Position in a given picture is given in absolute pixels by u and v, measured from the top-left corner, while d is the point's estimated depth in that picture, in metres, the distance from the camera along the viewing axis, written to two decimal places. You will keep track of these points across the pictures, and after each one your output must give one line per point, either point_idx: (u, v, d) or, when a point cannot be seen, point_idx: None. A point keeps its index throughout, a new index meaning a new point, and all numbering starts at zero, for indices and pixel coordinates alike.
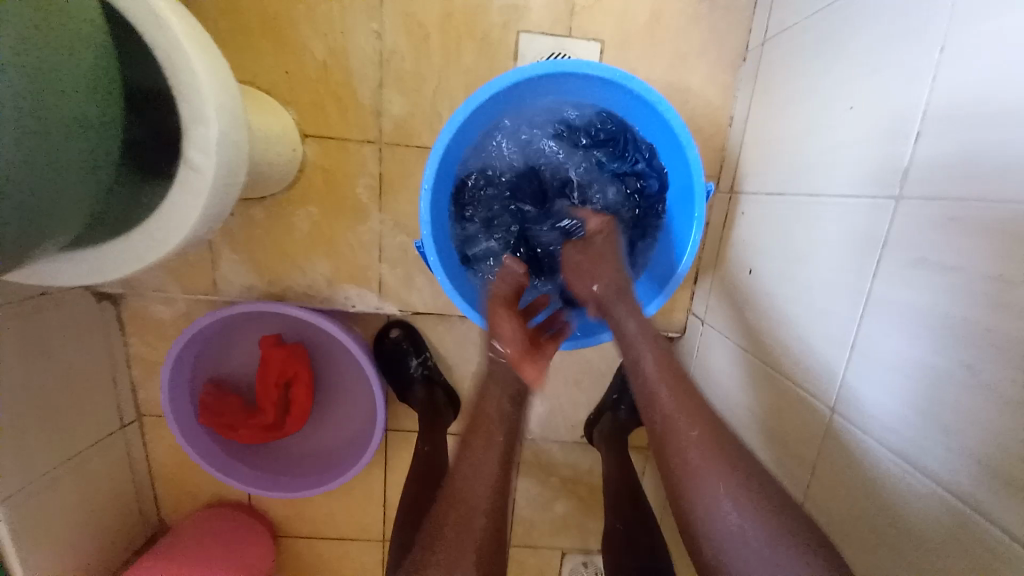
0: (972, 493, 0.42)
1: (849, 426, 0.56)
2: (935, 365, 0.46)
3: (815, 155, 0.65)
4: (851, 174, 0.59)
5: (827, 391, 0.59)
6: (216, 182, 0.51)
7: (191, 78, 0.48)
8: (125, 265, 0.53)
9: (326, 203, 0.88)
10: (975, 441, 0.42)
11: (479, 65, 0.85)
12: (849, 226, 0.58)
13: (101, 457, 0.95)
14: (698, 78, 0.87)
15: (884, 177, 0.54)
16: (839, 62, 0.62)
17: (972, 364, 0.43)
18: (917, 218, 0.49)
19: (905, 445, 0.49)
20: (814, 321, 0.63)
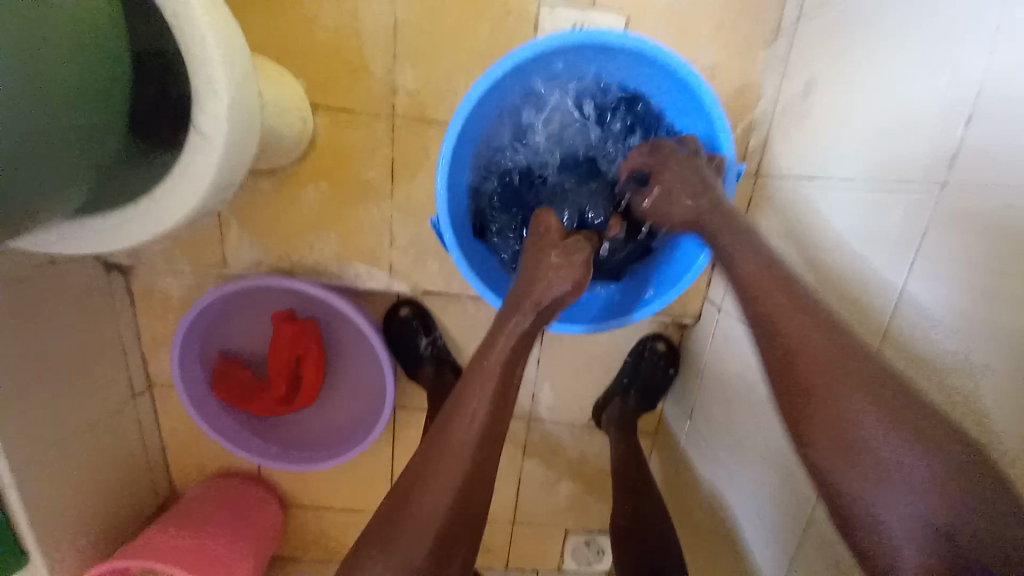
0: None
1: None
2: (966, 365, 0.47)
3: (852, 140, 0.62)
4: (894, 161, 0.56)
5: None
6: (227, 152, 0.49)
7: (201, 41, 0.46)
8: (133, 235, 0.52)
9: (337, 178, 0.86)
10: (1022, 444, 0.42)
11: (497, 34, 0.81)
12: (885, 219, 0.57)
13: (113, 426, 0.96)
14: (728, 53, 0.83)
15: (933, 166, 0.51)
16: (883, 38, 0.59)
17: (1009, 367, 0.43)
18: (973, 214, 0.47)
19: None
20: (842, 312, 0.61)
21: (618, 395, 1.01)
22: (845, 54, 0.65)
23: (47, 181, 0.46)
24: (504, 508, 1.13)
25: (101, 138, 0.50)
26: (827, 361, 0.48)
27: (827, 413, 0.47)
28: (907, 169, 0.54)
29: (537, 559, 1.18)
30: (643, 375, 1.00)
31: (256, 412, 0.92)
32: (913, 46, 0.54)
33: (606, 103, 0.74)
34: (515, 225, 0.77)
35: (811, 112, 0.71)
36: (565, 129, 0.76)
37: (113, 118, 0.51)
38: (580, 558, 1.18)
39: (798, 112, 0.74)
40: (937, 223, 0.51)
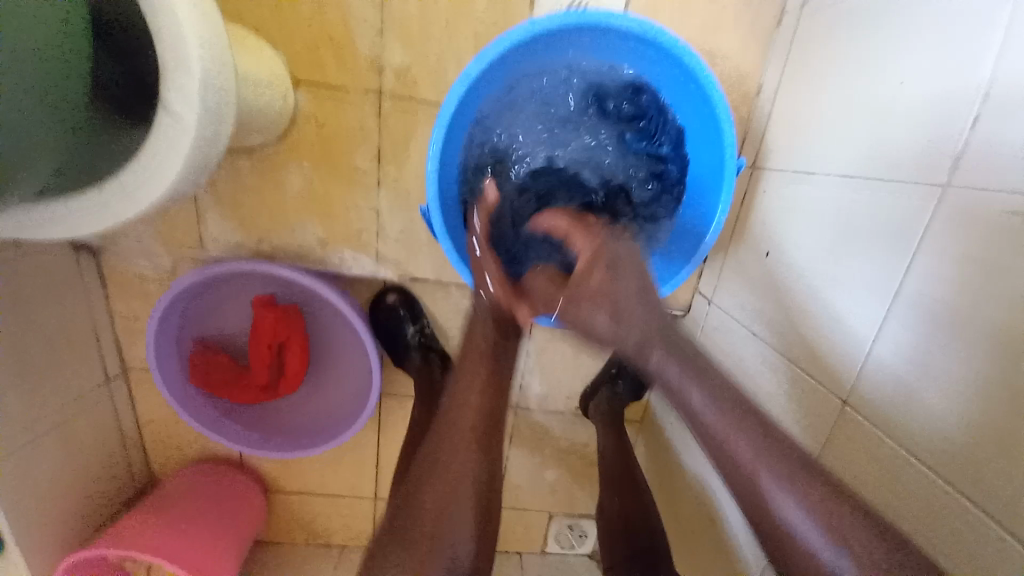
0: (959, 484, 0.46)
1: (863, 419, 0.57)
2: (941, 364, 0.49)
3: (847, 140, 0.62)
4: (889, 162, 0.56)
5: (844, 383, 0.59)
6: (200, 134, 0.46)
7: (168, 7, 0.42)
8: (97, 222, 0.48)
9: (321, 159, 0.82)
10: (996, 449, 0.44)
11: (491, 10, 0.77)
12: (874, 220, 0.57)
13: (86, 412, 0.93)
14: (727, 40, 0.81)
15: (930, 167, 0.51)
16: (885, 35, 0.58)
17: (984, 370, 0.45)
18: (967, 218, 0.47)
19: (923, 446, 0.50)
20: (834, 313, 0.62)
21: (605, 386, 1.01)
22: (848, 47, 0.64)
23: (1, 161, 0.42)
24: None
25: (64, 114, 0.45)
26: (752, 445, 0.52)
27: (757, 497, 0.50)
28: (904, 171, 0.54)
29: (522, 542, 1.20)
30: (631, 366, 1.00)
31: (239, 399, 0.89)
32: (914, 46, 0.54)
33: (604, 93, 0.71)
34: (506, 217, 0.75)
35: (809, 106, 0.70)
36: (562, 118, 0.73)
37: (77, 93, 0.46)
38: (563, 542, 1.20)
39: (796, 105, 0.73)
40: (930, 228, 0.51)
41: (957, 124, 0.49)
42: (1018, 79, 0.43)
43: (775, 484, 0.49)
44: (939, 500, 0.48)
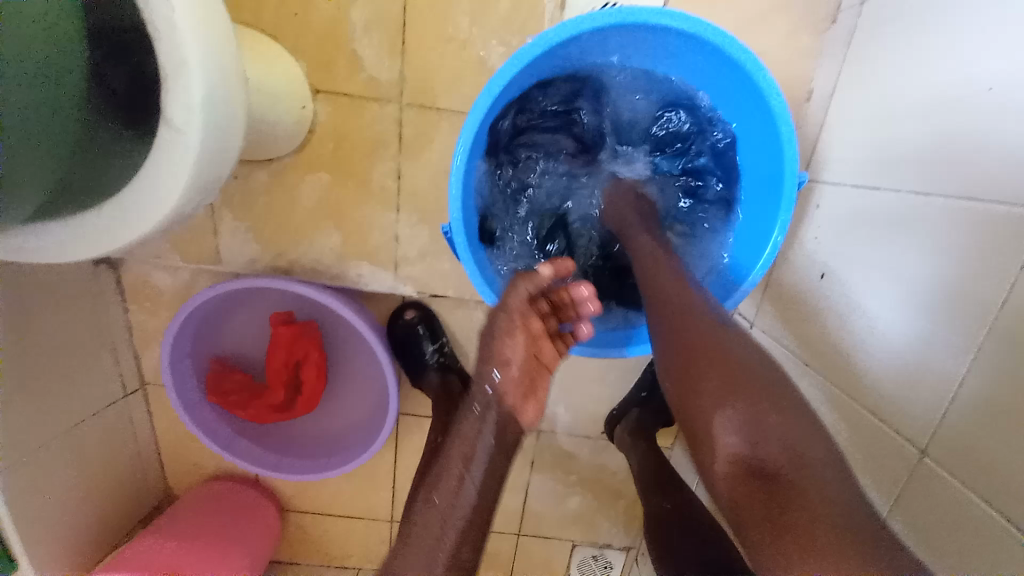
0: (1003, 505, 0.43)
1: (938, 464, 0.50)
2: (1009, 390, 0.43)
3: (879, 152, 0.60)
4: (956, 172, 0.50)
5: (914, 422, 0.52)
6: (201, 150, 0.42)
7: (166, 12, 0.38)
8: (93, 246, 0.45)
9: (339, 170, 0.79)
10: None
11: (517, 13, 0.73)
12: (900, 225, 0.56)
13: (102, 428, 0.91)
14: (776, 39, 0.74)
15: (1008, 178, 0.45)
16: (915, 44, 0.57)
17: (1002, 367, 0.44)
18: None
19: (997, 491, 0.44)
20: (889, 339, 0.55)
21: (635, 407, 0.94)
22: (901, 51, 0.59)
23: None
24: (510, 520, 1.08)
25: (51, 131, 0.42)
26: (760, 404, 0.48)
27: (693, 373, 0.50)
28: (925, 175, 0.53)
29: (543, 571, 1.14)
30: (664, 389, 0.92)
31: (254, 419, 0.87)
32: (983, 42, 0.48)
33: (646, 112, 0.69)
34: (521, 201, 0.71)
35: (843, 121, 0.68)
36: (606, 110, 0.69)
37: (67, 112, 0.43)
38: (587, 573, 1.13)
39: (853, 108, 0.66)
40: (1002, 241, 0.45)
41: (970, 127, 0.48)
42: None
43: (711, 366, 0.49)
44: (992, 525, 0.44)
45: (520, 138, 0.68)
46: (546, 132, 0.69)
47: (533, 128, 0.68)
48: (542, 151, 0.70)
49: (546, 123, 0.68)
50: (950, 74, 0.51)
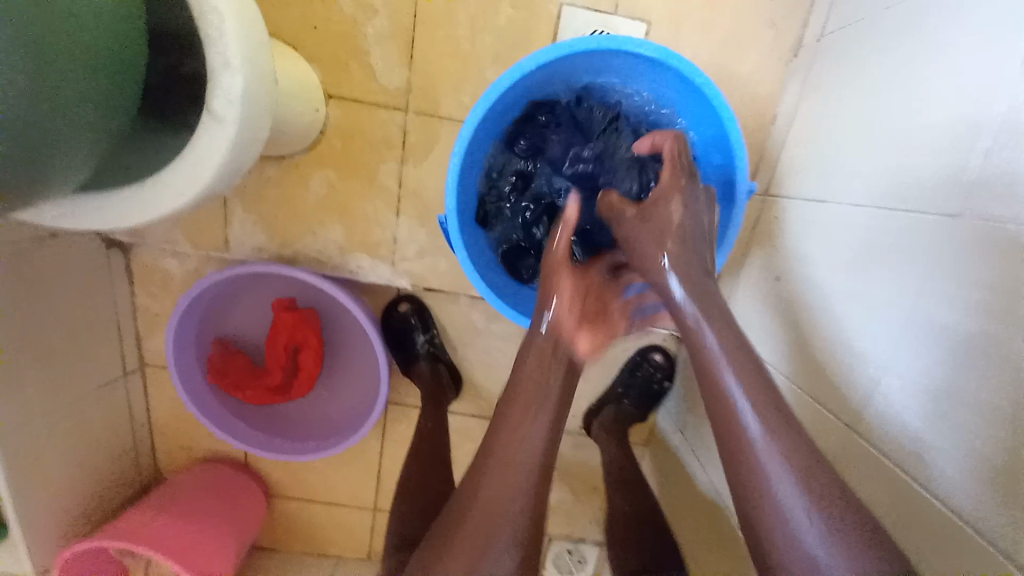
0: (990, 527, 0.44)
1: (897, 464, 0.53)
2: (959, 388, 0.47)
3: (872, 170, 0.61)
4: (912, 186, 0.55)
5: (875, 422, 0.56)
6: (236, 137, 0.48)
7: (218, 21, 0.45)
8: (136, 216, 0.51)
9: (345, 168, 0.86)
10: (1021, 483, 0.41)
11: (516, 34, 0.81)
12: (893, 246, 0.57)
13: (102, 404, 0.95)
14: (746, 68, 0.83)
15: (954, 193, 0.50)
16: (897, 70, 0.60)
17: (953, 367, 0.48)
18: (979, 243, 0.47)
19: (951, 487, 0.47)
20: (856, 343, 0.59)
21: (612, 404, 1.00)
22: (857, 82, 0.66)
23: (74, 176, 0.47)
24: None
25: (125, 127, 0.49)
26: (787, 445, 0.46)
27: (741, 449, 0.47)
28: (894, 193, 0.57)
29: None
30: (640, 385, 0.99)
31: (253, 401, 0.91)
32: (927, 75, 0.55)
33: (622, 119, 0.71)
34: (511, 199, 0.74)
35: (829, 141, 0.70)
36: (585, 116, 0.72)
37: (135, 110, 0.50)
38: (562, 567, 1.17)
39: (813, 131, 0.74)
40: (950, 251, 0.50)
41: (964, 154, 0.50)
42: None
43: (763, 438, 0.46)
44: (969, 541, 0.45)
45: (507, 143, 0.72)
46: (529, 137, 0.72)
47: (517, 134, 0.72)
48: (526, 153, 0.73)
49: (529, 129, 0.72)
50: (905, 102, 0.57)
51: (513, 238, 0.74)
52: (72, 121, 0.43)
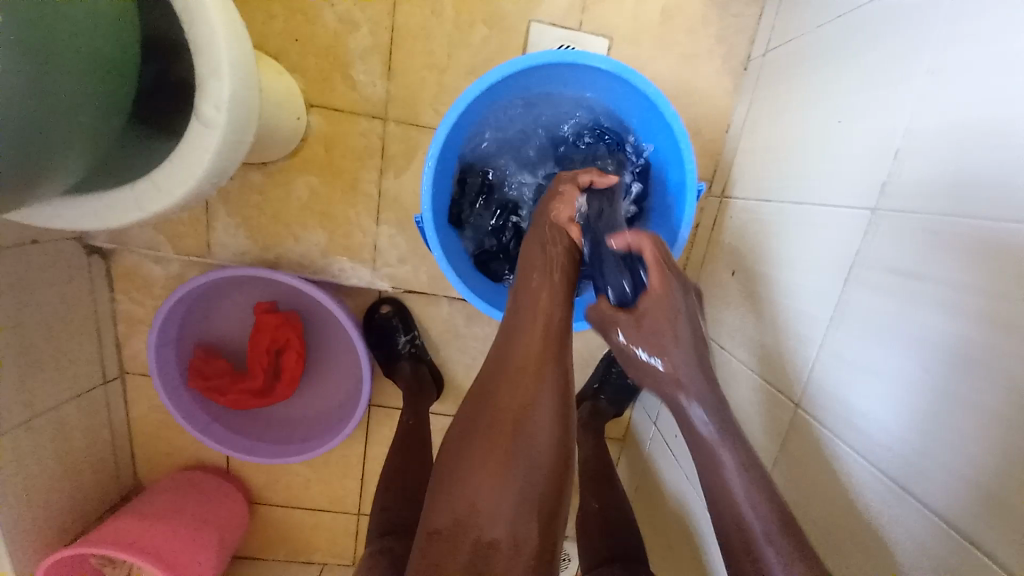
0: (970, 531, 0.42)
1: (859, 457, 0.53)
2: (910, 376, 0.48)
3: (833, 175, 0.62)
4: (852, 184, 0.59)
5: (837, 416, 0.56)
6: (223, 139, 0.51)
7: (208, 34, 0.49)
8: (124, 213, 0.53)
9: (327, 174, 0.89)
10: (975, 467, 0.42)
11: (488, 48, 0.86)
12: (875, 249, 0.54)
13: (82, 410, 0.95)
14: (701, 81, 0.90)
15: (892, 189, 0.53)
16: (859, 73, 0.60)
17: (904, 356, 0.49)
18: (920, 235, 0.49)
19: (908, 476, 0.47)
20: (817, 338, 0.61)
21: (588, 399, 1.04)
22: (802, 91, 0.72)
23: (56, 174, 0.49)
24: None
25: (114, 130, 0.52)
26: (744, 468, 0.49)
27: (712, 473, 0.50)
28: (841, 191, 0.60)
29: None
30: (615, 380, 1.04)
31: (234, 404, 0.92)
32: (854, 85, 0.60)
33: (579, 133, 0.77)
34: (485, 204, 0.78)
35: (795, 145, 0.71)
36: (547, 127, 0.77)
37: (125, 115, 0.53)
38: None
39: (761, 137, 0.80)
40: (895, 243, 0.52)
41: (946, 152, 0.47)
42: (940, 112, 0.48)
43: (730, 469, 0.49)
44: (958, 550, 0.43)
45: (476, 151, 0.77)
46: (497, 145, 0.78)
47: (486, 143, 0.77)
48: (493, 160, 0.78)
49: (497, 138, 0.77)
50: (839, 110, 0.63)
51: (485, 242, 0.79)
52: (69, 124, 0.46)
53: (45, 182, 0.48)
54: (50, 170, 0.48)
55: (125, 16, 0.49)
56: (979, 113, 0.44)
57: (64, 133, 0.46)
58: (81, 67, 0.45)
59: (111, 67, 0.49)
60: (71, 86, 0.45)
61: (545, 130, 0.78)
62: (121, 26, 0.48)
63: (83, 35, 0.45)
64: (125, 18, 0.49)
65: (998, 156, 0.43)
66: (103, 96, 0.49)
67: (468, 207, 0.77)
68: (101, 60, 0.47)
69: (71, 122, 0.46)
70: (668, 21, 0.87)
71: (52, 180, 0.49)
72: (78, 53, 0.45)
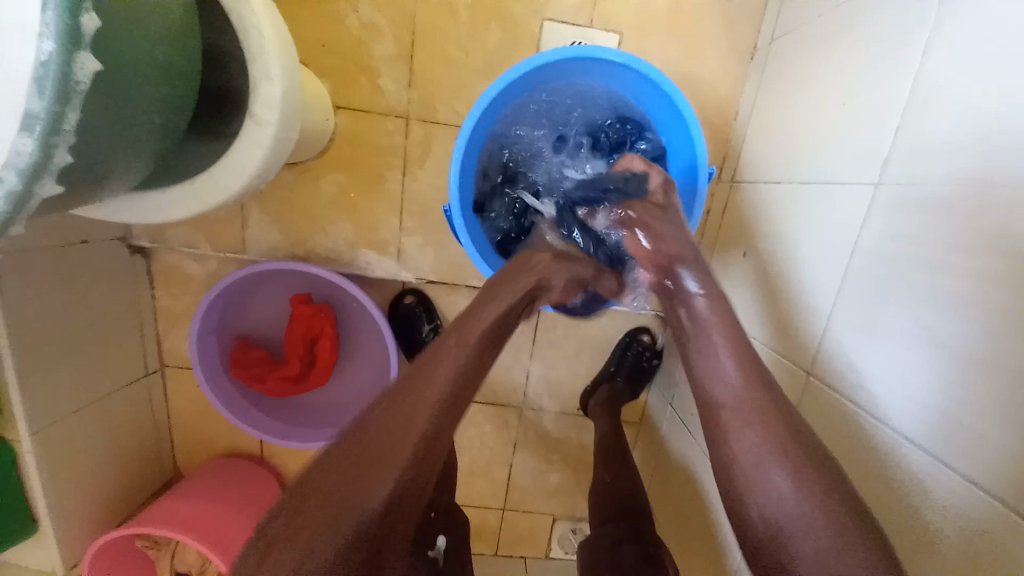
0: (1003, 493, 0.42)
1: (888, 429, 0.53)
2: (937, 341, 0.49)
3: (846, 155, 0.64)
4: (863, 161, 0.61)
5: (866, 389, 0.57)
6: (275, 136, 0.56)
7: (260, 39, 0.53)
8: (185, 207, 0.59)
9: (354, 170, 0.94)
10: (1006, 429, 0.42)
11: (503, 47, 0.91)
12: (892, 231, 0.56)
13: (127, 399, 1.00)
14: (709, 72, 0.94)
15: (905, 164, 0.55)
16: (866, 59, 0.63)
17: (926, 323, 0.50)
18: (941, 205, 0.50)
19: (937, 441, 0.48)
20: (842, 312, 0.61)
21: (606, 381, 1.07)
22: (809, 78, 0.74)
23: (124, 171, 0.53)
24: (495, 493, 1.18)
25: (173, 131, 0.56)
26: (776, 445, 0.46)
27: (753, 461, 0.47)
28: (857, 167, 0.62)
29: (526, 545, 1.23)
30: (631, 363, 1.07)
31: (271, 391, 0.97)
32: (866, 66, 0.63)
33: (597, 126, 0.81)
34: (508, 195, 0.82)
35: (805, 132, 0.73)
36: (562, 120, 0.82)
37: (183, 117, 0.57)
38: (568, 547, 1.23)
39: (770, 122, 0.83)
40: (915, 216, 0.53)
41: (964, 130, 0.49)
42: (941, 85, 0.51)
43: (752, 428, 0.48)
44: (988, 516, 0.43)
45: (499, 145, 0.81)
46: (516, 137, 0.82)
47: (506, 136, 0.81)
48: (513, 153, 0.82)
49: (518, 131, 0.81)
50: (847, 91, 0.65)
51: (505, 230, 0.82)
52: (137, 124, 0.50)
53: (114, 179, 0.53)
54: (120, 166, 0.52)
55: (187, 28, 0.53)
56: (988, 86, 0.47)
57: (134, 131, 0.50)
58: (150, 71, 0.50)
59: (173, 73, 0.53)
60: (140, 90, 0.49)
61: (561, 124, 0.82)
62: (184, 35, 0.53)
63: (148, 40, 0.49)
64: (185, 29, 0.53)
65: (1016, 129, 0.43)
66: (166, 99, 0.53)
67: (489, 197, 0.82)
68: (166, 67, 0.52)
69: (138, 121, 0.51)
70: (675, 16, 0.91)
71: (121, 176, 0.53)
72: (147, 60, 0.49)
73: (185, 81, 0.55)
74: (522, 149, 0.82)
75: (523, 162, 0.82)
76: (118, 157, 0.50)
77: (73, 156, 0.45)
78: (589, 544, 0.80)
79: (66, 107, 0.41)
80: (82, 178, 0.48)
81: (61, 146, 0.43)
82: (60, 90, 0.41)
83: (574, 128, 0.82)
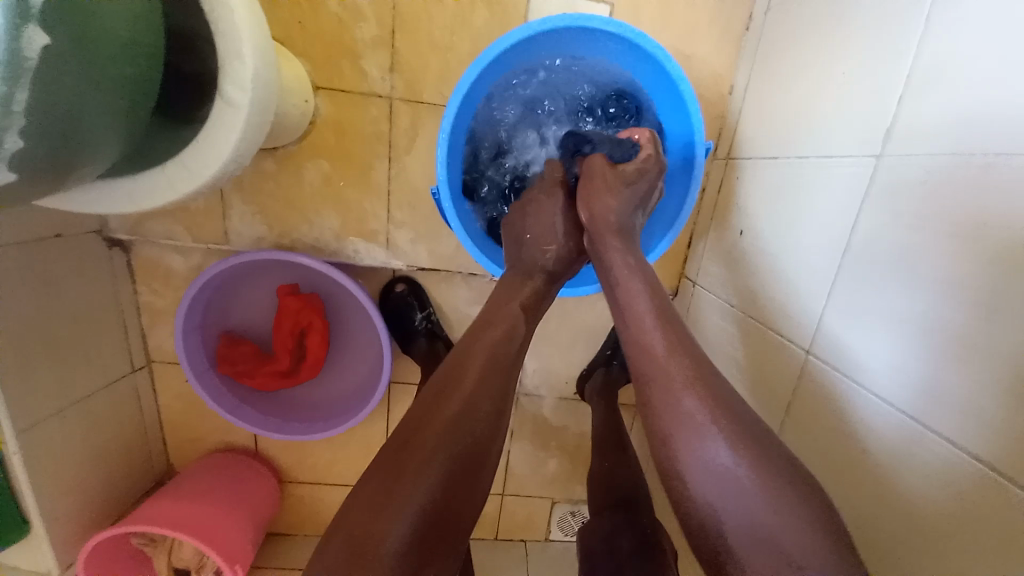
0: (1005, 469, 0.42)
1: (887, 406, 0.52)
2: (936, 316, 0.48)
3: (845, 129, 0.62)
4: (863, 135, 0.59)
5: (863, 367, 0.56)
6: (249, 119, 0.53)
7: (229, 16, 0.50)
8: (158, 196, 0.56)
9: (337, 157, 0.90)
10: (1007, 403, 0.41)
11: (489, 23, 0.87)
12: (890, 204, 0.54)
13: (113, 399, 0.98)
14: (703, 47, 0.91)
15: (906, 136, 0.53)
16: (866, 27, 0.60)
17: (925, 297, 0.49)
18: (941, 176, 0.49)
19: (936, 417, 0.47)
20: (840, 289, 0.60)
21: (602, 365, 1.07)
22: (806, 49, 0.72)
23: (93, 159, 0.50)
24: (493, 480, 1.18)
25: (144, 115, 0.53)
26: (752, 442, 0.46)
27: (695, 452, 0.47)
28: (856, 141, 0.60)
29: (526, 529, 1.24)
30: None
31: (261, 386, 0.96)
32: (865, 36, 0.60)
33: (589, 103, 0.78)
34: (498, 176, 0.80)
35: (803, 106, 0.71)
36: (553, 96, 0.79)
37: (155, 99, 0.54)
38: (567, 529, 1.24)
39: (766, 97, 0.81)
40: (915, 188, 0.51)
41: (967, 100, 0.47)
42: (945, 53, 0.49)
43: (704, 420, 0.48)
44: (988, 492, 0.43)
45: (487, 125, 0.78)
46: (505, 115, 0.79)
47: (494, 114, 0.78)
48: (502, 132, 0.79)
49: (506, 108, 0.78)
50: (846, 63, 0.63)
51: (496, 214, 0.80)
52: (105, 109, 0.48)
53: (82, 168, 0.50)
54: (90, 154, 0.49)
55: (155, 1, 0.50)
56: (992, 54, 0.45)
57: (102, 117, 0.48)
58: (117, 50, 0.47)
59: (146, 52, 0.50)
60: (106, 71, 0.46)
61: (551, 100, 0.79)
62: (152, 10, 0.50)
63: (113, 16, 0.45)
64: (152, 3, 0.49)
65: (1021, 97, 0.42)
66: (136, 80, 0.50)
67: (479, 179, 0.79)
68: (134, 44, 0.48)
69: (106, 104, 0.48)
70: None
71: (89, 165, 0.50)
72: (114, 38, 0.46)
73: (156, 61, 0.52)
74: (511, 127, 0.79)
75: (513, 140, 0.80)
76: (87, 145, 0.48)
77: (31, 141, 0.42)
78: (588, 530, 0.80)
79: (15, 87, 0.39)
80: (47, 167, 0.45)
81: (11, 130, 0.40)
82: (7, 67, 0.38)
83: (565, 104, 0.79)
